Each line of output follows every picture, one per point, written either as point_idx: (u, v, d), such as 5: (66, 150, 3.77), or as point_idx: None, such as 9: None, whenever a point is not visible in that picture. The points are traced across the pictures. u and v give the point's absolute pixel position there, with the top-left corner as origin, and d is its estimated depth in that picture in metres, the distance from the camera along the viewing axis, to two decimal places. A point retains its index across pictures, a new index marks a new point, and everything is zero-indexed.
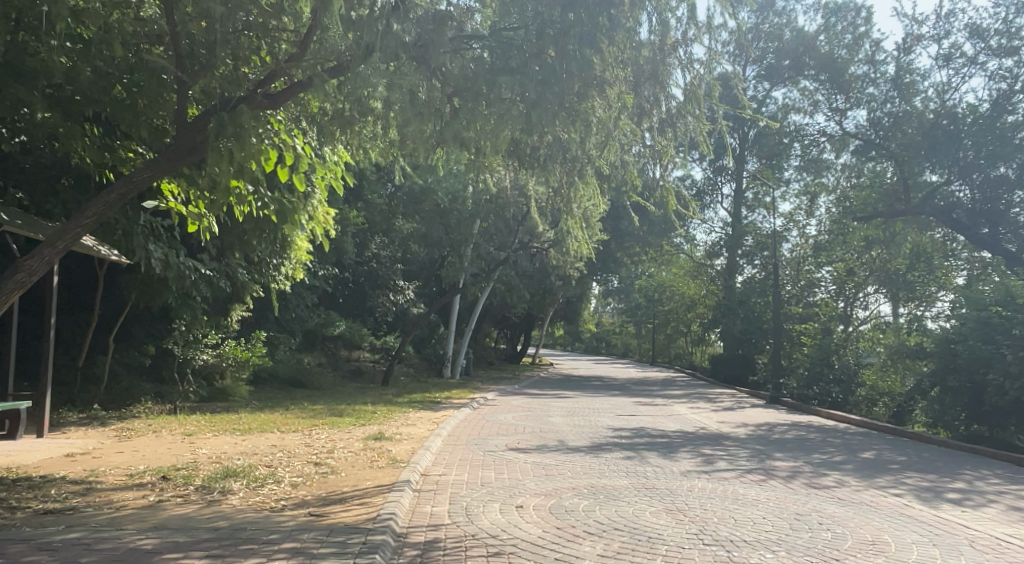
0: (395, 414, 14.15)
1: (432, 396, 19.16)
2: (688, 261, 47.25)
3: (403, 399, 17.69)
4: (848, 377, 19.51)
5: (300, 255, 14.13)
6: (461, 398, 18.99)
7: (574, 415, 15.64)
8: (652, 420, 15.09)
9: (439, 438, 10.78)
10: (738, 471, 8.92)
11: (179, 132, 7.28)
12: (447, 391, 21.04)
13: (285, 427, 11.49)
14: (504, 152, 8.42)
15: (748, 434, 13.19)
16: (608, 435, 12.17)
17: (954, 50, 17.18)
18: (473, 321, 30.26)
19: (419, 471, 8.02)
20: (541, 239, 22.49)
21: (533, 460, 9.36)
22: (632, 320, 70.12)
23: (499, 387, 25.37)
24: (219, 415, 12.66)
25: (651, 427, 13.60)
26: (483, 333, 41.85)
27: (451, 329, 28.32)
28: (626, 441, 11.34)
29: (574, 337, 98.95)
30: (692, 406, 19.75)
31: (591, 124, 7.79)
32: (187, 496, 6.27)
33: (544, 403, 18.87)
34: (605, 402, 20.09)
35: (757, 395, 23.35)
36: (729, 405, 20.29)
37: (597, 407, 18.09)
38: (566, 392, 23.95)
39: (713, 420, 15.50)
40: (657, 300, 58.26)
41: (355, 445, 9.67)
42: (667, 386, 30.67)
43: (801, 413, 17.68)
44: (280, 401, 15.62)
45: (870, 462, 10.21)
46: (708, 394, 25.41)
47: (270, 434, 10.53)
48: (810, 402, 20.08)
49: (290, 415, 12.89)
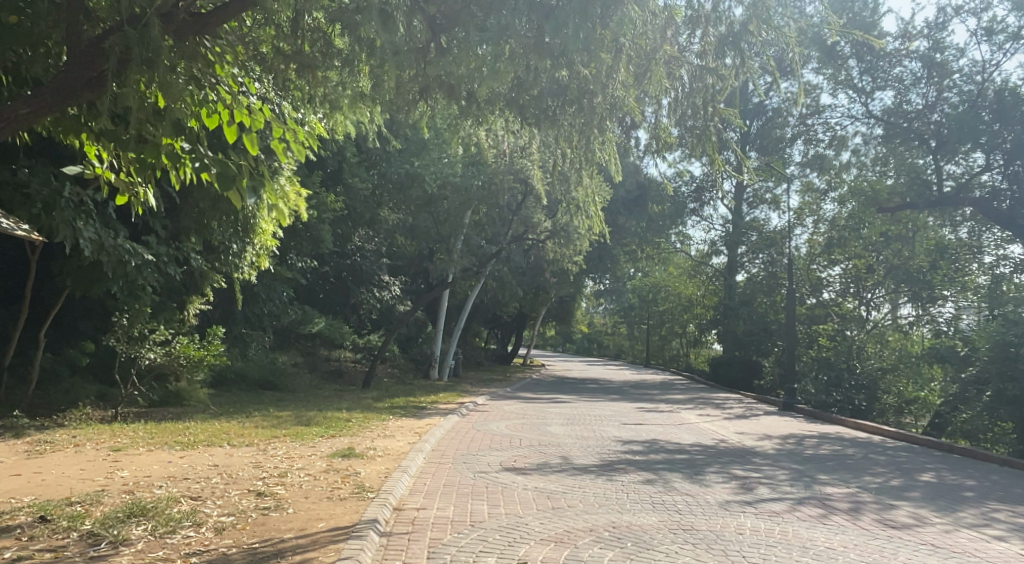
0: (372, 423, 12.40)
1: (417, 400, 17.39)
2: (685, 260, 45.80)
3: (384, 404, 15.93)
4: (871, 383, 18.08)
5: (266, 240, 12.45)
6: (449, 403, 17.28)
7: (575, 424, 13.93)
8: (663, 431, 13.43)
9: (420, 457, 9.04)
10: (788, 503, 7.23)
11: (71, 57, 5.51)
12: (434, 395, 19.33)
13: (238, 440, 9.69)
14: (503, 100, 6.90)
15: (775, 448, 11.57)
16: (618, 450, 10.51)
17: (996, 23, 15.57)
18: (462, 319, 28.55)
19: (391, 505, 6.25)
20: (538, 231, 20.82)
21: (535, 486, 7.62)
22: (625, 321, 68.66)
23: (490, 390, 23.69)
24: (164, 424, 10.86)
25: (665, 439, 11.92)
26: (472, 333, 40.14)
27: (440, 328, 26.59)
28: (641, 459, 9.67)
29: (565, 338, 97.46)
30: (701, 413, 18.14)
31: (621, 49, 6.38)
32: (60, 552, 4.47)
33: (539, 409, 17.18)
34: (606, 408, 18.43)
35: (767, 401, 21.82)
36: (740, 412, 18.72)
37: (598, 414, 16.45)
38: (563, 396, 22.26)
39: (730, 430, 13.89)
40: (651, 301, 56.76)
41: (316, 465, 7.92)
42: (667, 390, 29.10)
43: (824, 423, 16.09)
44: (243, 407, 13.79)
45: (937, 487, 8.56)
46: (713, 399, 23.83)
47: (214, 451, 8.72)
48: (828, 409, 18.50)
49: (248, 425, 11.08)
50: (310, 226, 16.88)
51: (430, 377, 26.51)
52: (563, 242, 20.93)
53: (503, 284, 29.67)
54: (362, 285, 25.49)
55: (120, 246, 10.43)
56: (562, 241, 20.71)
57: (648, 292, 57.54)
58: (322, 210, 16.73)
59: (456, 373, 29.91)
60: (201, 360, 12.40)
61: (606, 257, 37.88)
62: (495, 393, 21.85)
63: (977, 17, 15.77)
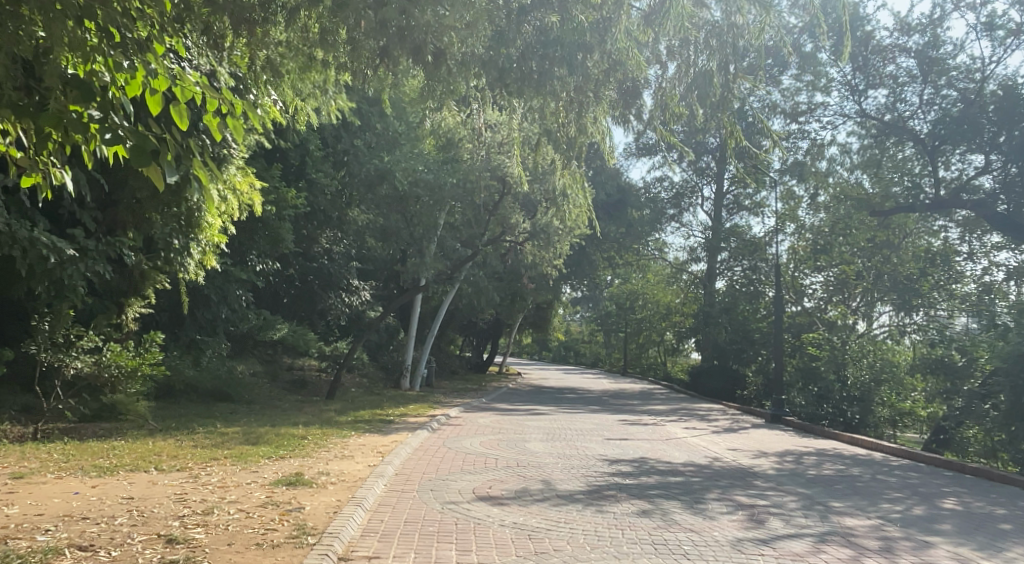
0: (331, 439, 11.21)
1: (384, 413, 16.07)
2: (664, 267, 44.93)
3: (347, 417, 14.63)
4: (865, 395, 17.17)
5: (213, 236, 11.15)
6: (419, 416, 16.00)
7: (555, 440, 12.77)
8: (651, 447, 12.31)
9: (380, 483, 7.84)
10: (810, 542, 6.13)
11: None
12: (402, 407, 18.03)
13: (169, 462, 8.41)
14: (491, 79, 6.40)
15: (775, 468, 10.51)
16: (604, 472, 9.37)
17: (997, 17, 14.82)
18: (434, 326, 27.30)
19: (335, 554, 5.03)
20: (515, 232, 19.64)
21: (514, 521, 6.44)
22: (602, 329, 67.85)
23: (463, 400, 22.40)
24: (88, 444, 9.51)
25: (655, 459, 10.80)
26: (447, 340, 38.91)
27: (411, 335, 25.32)
28: (632, 483, 8.53)
29: (541, 346, 96.46)
30: (687, 426, 17.11)
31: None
32: None
33: (516, 423, 16.00)
34: (587, 421, 17.26)
35: (753, 413, 20.91)
36: (728, 425, 17.73)
37: (578, 428, 15.33)
38: (540, 407, 21.09)
39: (721, 446, 12.89)
40: (629, 309, 55.94)
41: (254, 497, 6.68)
42: (648, 400, 28.04)
43: (819, 437, 15.10)
44: (188, 423, 12.41)
45: (967, 517, 7.53)
46: (697, 410, 22.88)
47: (135, 479, 7.43)
48: (819, 422, 17.59)
49: (186, 445, 9.74)
50: (268, 224, 15.57)
51: (401, 386, 25.18)
52: (541, 246, 19.81)
53: (478, 289, 28.47)
54: (330, 289, 24.17)
55: (36, 239, 9.11)
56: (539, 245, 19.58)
57: (625, 299, 56.76)
58: (280, 208, 15.42)
59: (429, 382, 28.66)
60: (136, 372, 11.09)
61: (584, 263, 36.85)
62: (469, 403, 20.64)
63: (975, 11, 15.01)
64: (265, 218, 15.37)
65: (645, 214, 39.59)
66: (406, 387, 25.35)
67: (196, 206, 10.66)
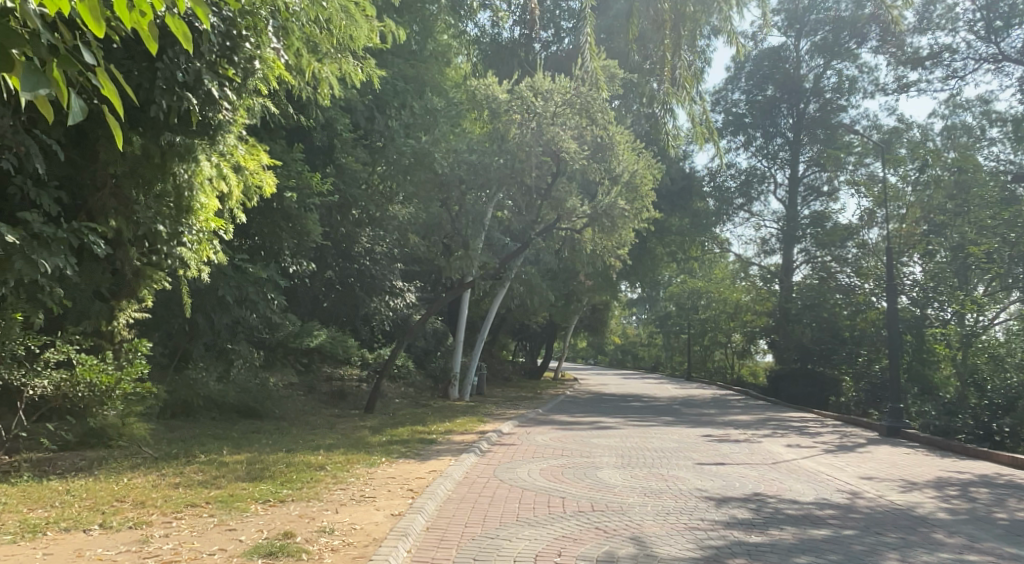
0: (352, 470, 8.94)
1: (429, 430, 13.81)
2: (733, 262, 41.77)
3: (384, 437, 12.40)
4: (1012, 402, 14.05)
5: (208, 218, 9.05)
6: (468, 433, 13.69)
7: (634, 467, 10.24)
8: (761, 477, 9.66)
9: (401, 550, 5.46)
10: None
11: None
12: (450, 422, 15.73)
13: (124, 515, 6.25)
14: None
15: (945, 512, 7.74)
16: (717, 523, 6.81)
17: None
18: (484, 329, 25.12)
19: None
20: (573, 218, 16.63)
21: None
22: (661, 332, 64.59)
23: (521, 412, 19.98)
24: (46, 484, 7.49)
25: (775, 498, 8.15)
26: (500, 345, 36.73)
27: (460, 340, 23.17)
28: (765, 547, 5.97)
29: (597, 351, 93.51)
30: (787, 443, 14.28)
31: None
32: None
33: (582, 440, 13.53)
34: (666, 437, 14.63)
35: (858, 424, 17.91)
36: (837, 441, 14.81)
37: (657, 447, 12.80)
38: (606, 420, 18.57)
39: (848, 474, 10.14)
40: (691, 309, 52.81)
41: None
42: (725, 408, 25.10)
43: (967, 458, 12.06)
44: (193, 449, 10.34)
45: None
46: (786, 420, 19.98)
47: (55, 549, 5.20)
48: (952, 437, 14.54)
49: (167, 485, 7.58)
50: (291, 216, 13.52)
51: (450, 397, 23.07)
52: (602, 234, 17.22)
53: (532, 288, 26.18)
54: (372, 293, 22.37)
55: None
56: (602, 234, 17.11)
57: (686, 299, 53.84)
58: (302, 196, 13.34)
59: (481, 390, 26.44)
60: (111, 391, 9.10)
61: (646, 260, 33.75)
62: (526, 416, 18.29)
63: None
64: (286, 208, 13.31)
65: (709, 204, 36.72)
66: (455, 396, 23.21)
67: (183, 182, 8.63)
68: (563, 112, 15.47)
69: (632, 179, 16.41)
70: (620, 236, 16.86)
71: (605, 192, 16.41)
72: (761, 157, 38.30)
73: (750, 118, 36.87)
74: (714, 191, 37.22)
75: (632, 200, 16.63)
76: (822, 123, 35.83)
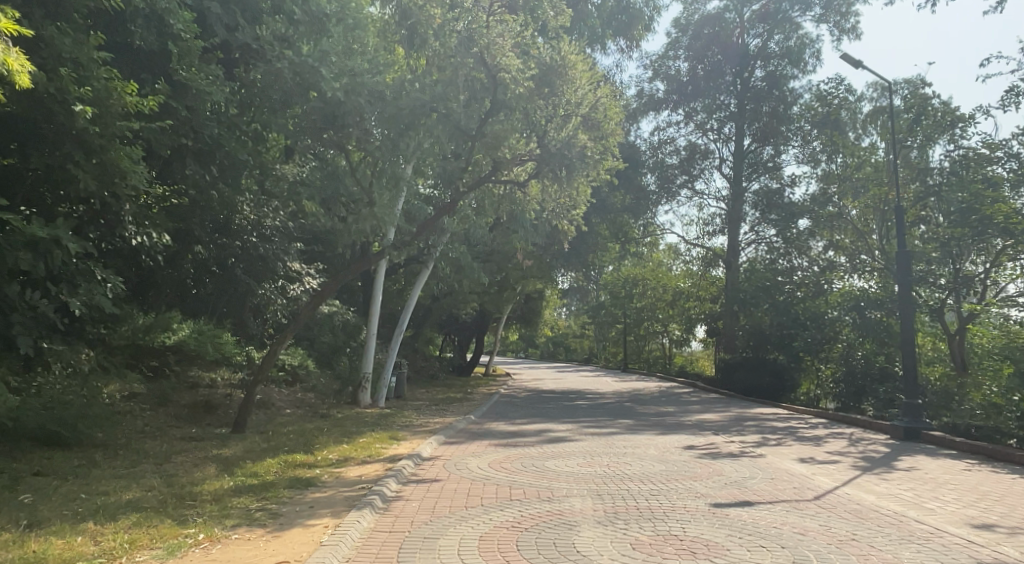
0: None
1: (315, 459, 9.59)
2: (671, 246, 39.05)
3: (237, 476, 8.21)
4: None
5: None
6: (374, 463, 9.56)
7: (628, 523, 6.39)
8: (837, 539, 5.96)
9: None
10: None
11: None
12: (352, 443, 11.48)
13: None
14: None
15: None
16: None
17: None
18: (403, 320, 21.00)
19: None
20: (514, 163, 13.07)
21: None
22: (594, 323, 61.84)
23: (447, 420, 15.91)
24: None
25: None
26: (424, 340, 32.41)
27: (371, 333, 18.95)
28: None
29: (528, 342, 90.00)
30: (802, 457, 10.84)
31: None
32: None
33: (534, 466, 9.63)
34: (644, 455, 10.93)
35: (861, 426, 14.71)
36: (858, 450, 11.50)
37: (641, 474, 9.00)
38: (555, 428, 14.70)
39: (952, 522, 6.58)
40: (626, 298, 49.80)
41: None
42: (683, 406, 21.86)
43: None
44: None
45: None
46: (767, 421, 16.65)
47: None
48: (1000, 442, 11.38)
49: None
50: (93, 147, 8.96)
51: (361, 400, 18.94)
52: (551, 185, 13.48)
53: (459, 269, 22.17)
54: (263, 279, 18.68)
55: None
56: (550, 186, 13.55)
57: (621, 287, 51.08)
58: (109, 117, 8.85)
59: (400, 393, 22.19)
60: None
61: (588, 241, 30.12)
62: (454, 427, 14.17)
63: None
64: (82, 132, 8.72)
65: (650, 180, 33.62)
66: (367, 402, 19.10)
67: None
68: (501, 16, 12.21)
69: (593, 112, 12.95)
70: (572, 187, 13.44)
71: (559, 123, 12.87)
72: (701, 132, 34.05)
73: (692, 88, 33.42)
74: (655, 167, 33.64)
75: (594, 140, 13.12)
76: (767, 94, 32.06)
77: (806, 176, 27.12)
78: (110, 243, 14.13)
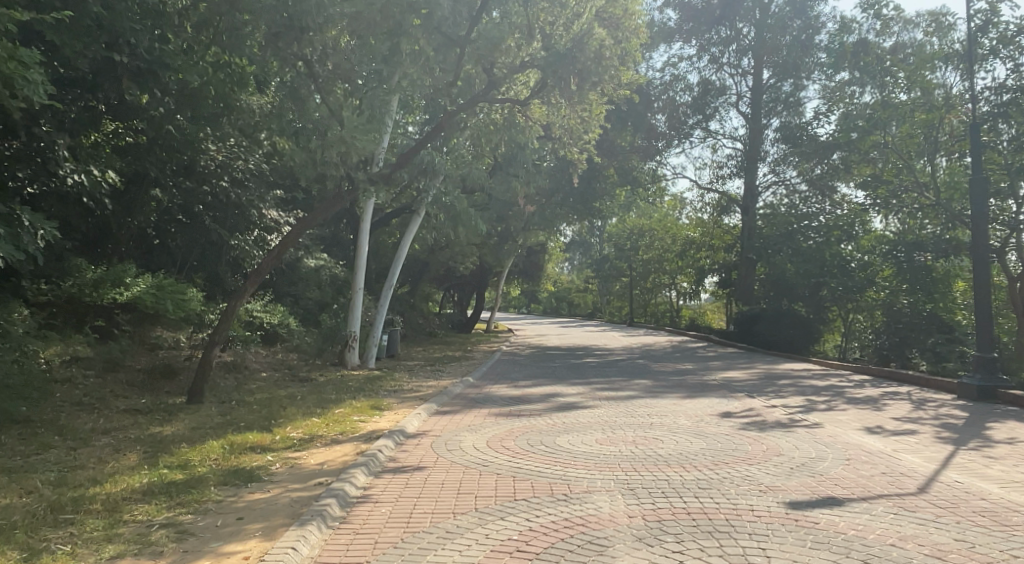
0: None
1: (274, 441, 7.68)
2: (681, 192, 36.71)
3: (164, 468, 6.31)
4: None
5: None
6: (349, 444, 7.65)
7: (684, 542, 4.46)
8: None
9: None
10: None
11: None
12: (324, 416, 9.58)
13: None
14: None
15: None
16: None
17: None
18: (394, 271, 19.06)
19: None
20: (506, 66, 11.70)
21: None
22: (598, 276, 59.78)
23: (442, 383, 14.03)
24: None
25: None
26: (421, 295, 30.41)
27: (358, 287, 17.01)
28: None
29: (529, 296, 88.08)
30: (868, 426, 8.92)
31: None
32: None
33: (544, 445, 7.70)
34: (675, 426, 8.98)
35: (917, 384, 12.81)
36: (932, 416, 9.58)
37: (681, 456, 7.06)
38: (565, 391, 12.79)
39: None
40: (632, 251, 47.60)
41: None
42: (702, 362, 19.96)
43: None
44: None
45: None
46: (803, 379, 14.74)
47: None
48: None
49: None
50: None
51: (348, 360, 17.19)
52: (557, 101, 12.10)
53: (455, 217, 20.07)
54: (236, 229, 16.64)
55: None
56: (557, 101, 12.15)
57: (626, 239, 48.59)
58: None
59: (393, 351, 20.43)
60: None
61: (594, 187, 27.86)
62: (449, 392, 12.27)
63: None
64: None
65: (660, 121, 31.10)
66: (354, 363, 17.28)
67: None
68: None
69: (611, 7, 11.53)
70: (581, 101, 12.15)
71: (563, 22, 11.44)
72: (716, 67, 31.43)
73: (708, 17, 30.30)
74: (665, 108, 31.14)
75: (615, 41, 11.63)
76: (789, 22, 29.28)
77: (832, 108, 24.70)
78: (44, 183, 12.05)
